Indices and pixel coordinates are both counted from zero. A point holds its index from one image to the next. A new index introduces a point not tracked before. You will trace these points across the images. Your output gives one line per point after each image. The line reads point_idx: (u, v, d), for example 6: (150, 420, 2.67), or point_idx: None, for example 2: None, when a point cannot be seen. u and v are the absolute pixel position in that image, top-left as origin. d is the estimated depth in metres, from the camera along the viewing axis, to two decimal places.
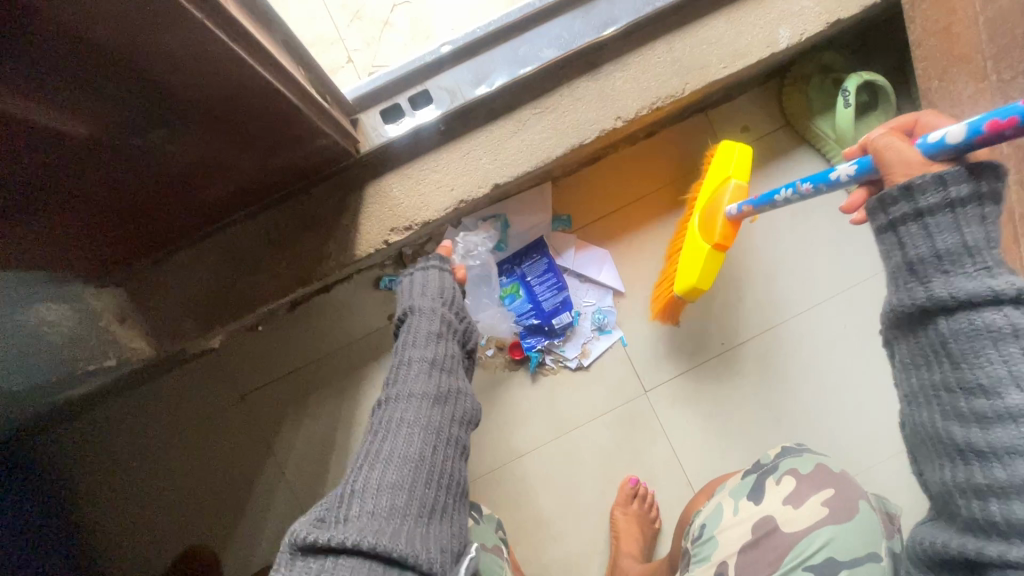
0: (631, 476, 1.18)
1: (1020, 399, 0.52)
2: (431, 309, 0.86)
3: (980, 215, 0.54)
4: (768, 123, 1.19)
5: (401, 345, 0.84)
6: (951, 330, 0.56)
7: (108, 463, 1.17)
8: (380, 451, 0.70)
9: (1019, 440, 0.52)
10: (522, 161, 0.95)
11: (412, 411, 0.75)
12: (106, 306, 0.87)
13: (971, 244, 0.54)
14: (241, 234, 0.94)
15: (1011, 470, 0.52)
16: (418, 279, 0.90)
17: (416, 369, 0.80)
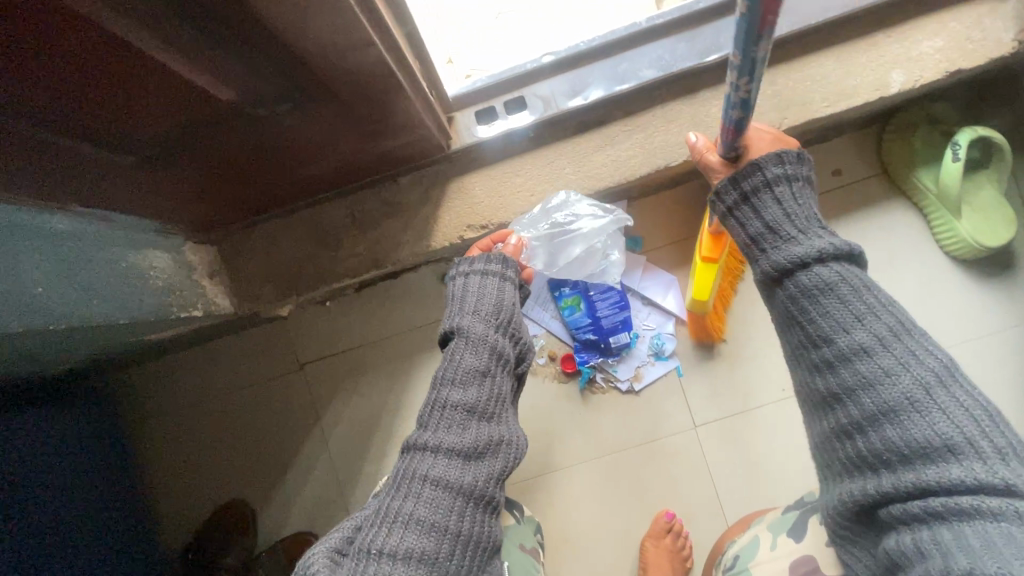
0: (667, 510, 1.13)
1: (860, 338, 0.64)
2: (480, 334, 0.80)
3: (787, 189, 0.74)
4: (863, 169, 1.14)
5: (448, 361, 0.78)
6: (799, 293, 0.69)
7: (172, 409, 1.25)
8: (414, 478, 0.68)
9: (864, 376, 0.63)
10: (605, 176, 0.95)
11: (452, 439, 0.71)
12: (200, 262, 0.95)
13: (771, 222, 0.74)
14: (328, 212, 0.99)
15: (873, 403, 0.62)
16: (472, 292, 0.84)
17: (462, 392, 0.75)
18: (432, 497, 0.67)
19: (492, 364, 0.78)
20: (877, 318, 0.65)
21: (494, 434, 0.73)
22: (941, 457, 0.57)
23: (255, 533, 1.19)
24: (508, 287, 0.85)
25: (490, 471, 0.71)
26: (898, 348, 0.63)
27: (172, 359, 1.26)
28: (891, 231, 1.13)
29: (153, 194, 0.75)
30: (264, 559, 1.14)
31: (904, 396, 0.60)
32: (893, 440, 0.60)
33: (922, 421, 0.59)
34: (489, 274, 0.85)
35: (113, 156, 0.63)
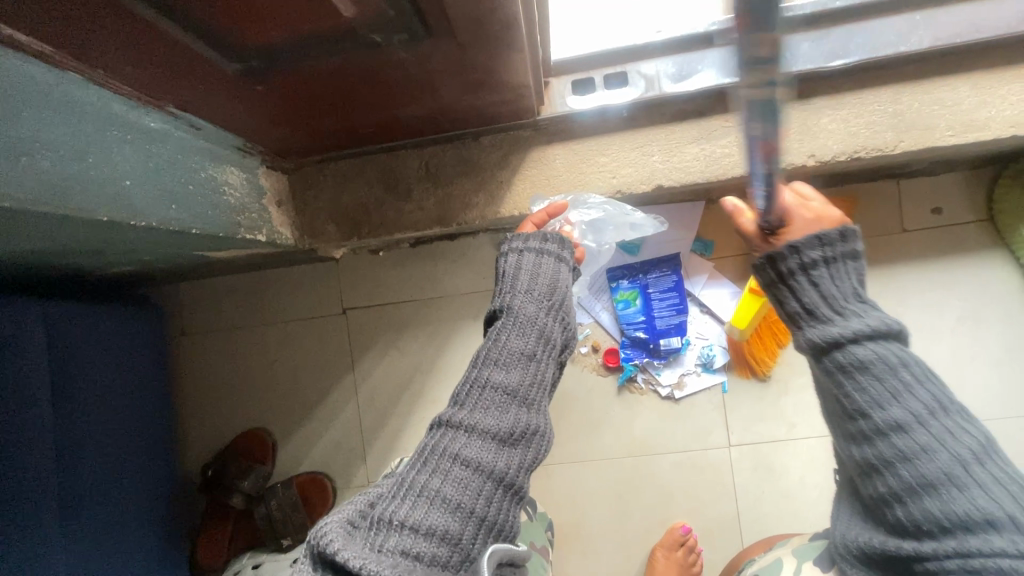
0: (684, 523, 1.10)
1: (902, 414, 0.60)
2: (532, 315, 0.67)
3: (829, 267, 0.65)
4: (965, 212, 1.06)
5: (493, 339, 0.65)
6: (842, 364, 0.62)
7: (213, 329, 1.27)
8: (444, 454, 0.56)
9: (906, 451, 0.59)
10: (694, 171, 0.91)
11: (490, 420, 0.58)
12: (271, 187, 0.95)
13: (813, 301, 0.65)
14: (403, 160, 0.98)
15: (912, 476, 0.59)
16: (526, 271, 0.70)
17: (505, 374, 0.62)
18: (462, 477, 0.55)
19: (539, 348, 0.65)
20: (921, 391, 0.60)
21: (532, 422, 0.60)
22: (981, 529, 0.56)
23: (273, 461, 1.20)
24: (564, 270, 0.72)
25: (523, 459, 0.59)
26: (939, 423, 0.59)
27: (221, 280, 1.27)
28: (984, 283, 1.06)
29: (245, 110, 0.75)
30: (279, 489, 1.16)
31: (945, 471, 0.58)
32: (931, 509, 0.58)
33: (964, 496, 0.57)
34: (546, 253, 0.72)
35: (221, 63, 0.64)
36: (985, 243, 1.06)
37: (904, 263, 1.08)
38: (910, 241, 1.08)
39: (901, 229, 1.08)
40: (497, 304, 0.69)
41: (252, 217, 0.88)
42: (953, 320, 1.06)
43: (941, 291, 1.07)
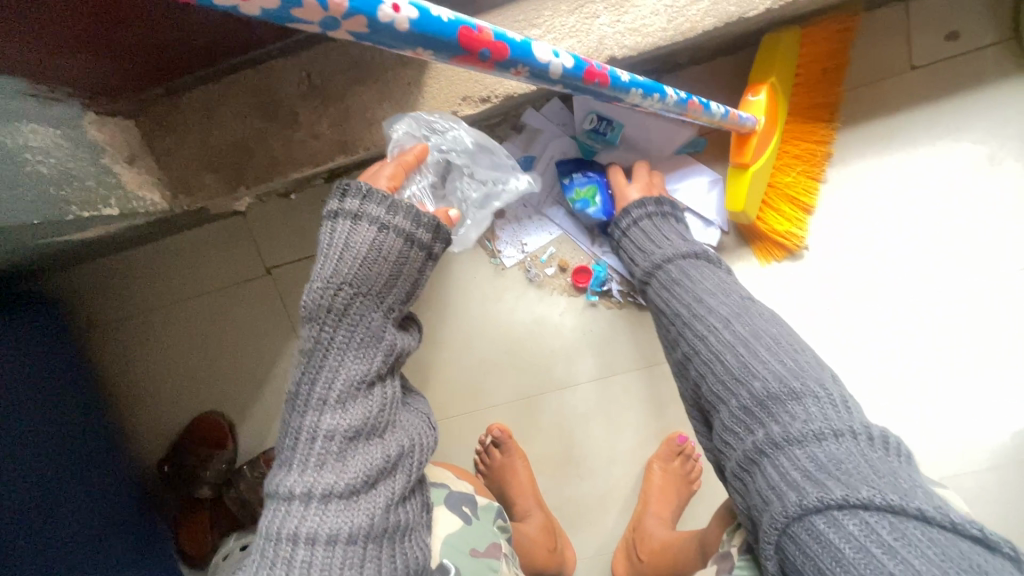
0: (680, 433, 1.03)
1: (701, 314, 0.67)
2: (370, 324, 0.57)
3: (650, 220, 0.83)
4: (981, 34, 0.88)
5: (317, 368, 0.55)
6: (660, 279, 0.75)
7: (126, 316, 1.09)
8: (279, 539, 0.48)
9: (702, 347, 0.65)
10: (654, 31, 0.69)
11: (329, 479, 0.50)
12: (111, 141, 0.71)
13: (641, 251, 0.81)
14: (278, 75, 0.75)
15: (722, 375, 0.61)
16: (353, 258, 0.56)
17: (340, 415, 0.53)
18: (310, 561, 0.47)
19: (374, 366, 0.56)
20: (718, 292, 0.69)
21: (392, 451, 0.54)
22: (784, 405, 0.55)
23: (233, 446, 1.08)
24: (416, 256, 0.60)
25: (391, 492, 0.53)
26: (733, 326, 0.64)
27: (119, 258, 1.08)
28: (1003, 118, 0.89)
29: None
30: (246, 472, 1.04)
31: (738, 363, 0.60)
32: (737, 398, 0.59)
33: (756, 380, 0.58)
34: (385, 227, 0.57)
35: None
36: (1006, 68, 0.89)
37: (909, 109, 0.91)
38: (919, 81, 0.90)
39: (910, 65, 0.90)
40: (312, 304, 0.56)
41: (87, 186, 0.66)
42: (965, 169, 0.91)
43: (952, 136, 0.91)
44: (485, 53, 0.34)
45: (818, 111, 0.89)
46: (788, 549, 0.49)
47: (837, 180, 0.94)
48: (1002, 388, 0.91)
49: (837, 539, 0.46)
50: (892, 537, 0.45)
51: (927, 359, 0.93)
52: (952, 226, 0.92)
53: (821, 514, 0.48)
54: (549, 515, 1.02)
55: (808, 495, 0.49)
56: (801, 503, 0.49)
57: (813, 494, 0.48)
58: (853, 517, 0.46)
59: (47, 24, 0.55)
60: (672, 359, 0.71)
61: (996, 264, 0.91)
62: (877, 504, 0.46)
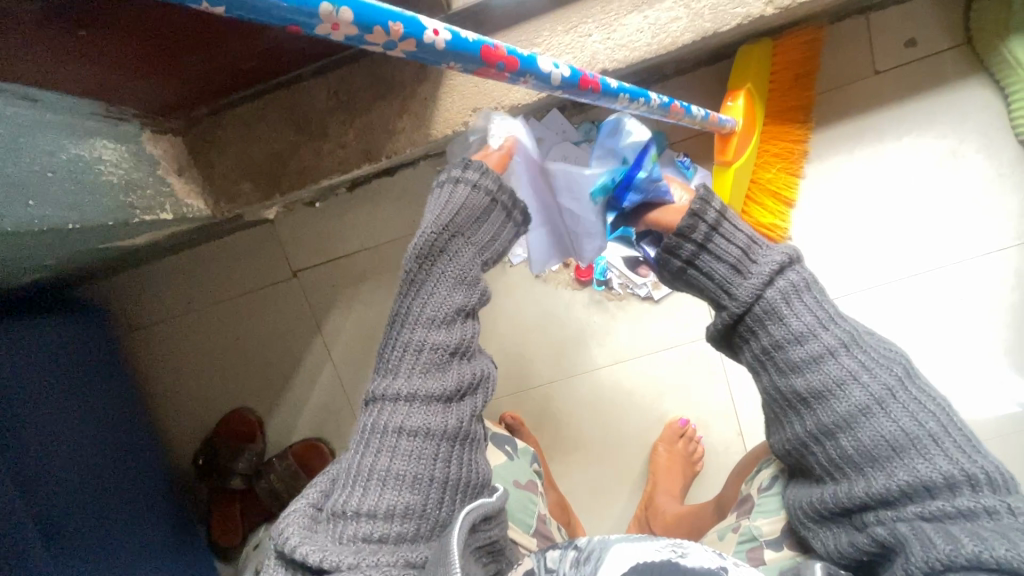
0: (681, 416, 1.10)
1: (823, 344, 0.59)
2: (469, 261, 0.64)
3: (726, 225, 0.66)
4: (936, 40, 0.98)
5: (425, 295, 0.62)
6: (763, 307, 0.62)
7: (163, 320, 1.18)
8: (386, 431, 0.56)
9: (826, 383, 0.58)
10: (640, 45, 0.79)
11: (431, 385, 0.58)
12: (164, 154, 0.81)
13: (729, 271, 0.65)
14: (309, 93, 0.85)
15: (831, 414, 0.57)
16: (456, 206, 0.65)
17: (443, 333, 0.61)
18: (410, 450, 0.55)
19: (473, 301, 0.63)
20: (835, 320, 0.60)
21: (477, 372, 0.62)
22: (919, 454, 0.52)
23: (263, 439, 1.16)
24: (508, 226, 0.69)
25: (473, 408, 0.60)
26: (854, 357, 0.58)
27: (157, 265, 1.17)
28: (963, 115, 0.98)
29: (83, 50, 0.61)
30: (277, 463, 1.11)
31: (869, 399, 0.56)
32: (876, 450, 0.54)
33: (886, 421, 0.55)
34: (495, 199, 0.67)
35: None
36: (963, 70, 0.98)
37: (876, 108, 1.00)
38: (883, 84, 1.00)
39: (874, 70, 1.00)
40: (426, 243, 0.63)
41: (146, 194, 0.75)
42: (932, 162, 1.00)
43: (918, 133, 1.00)
44: (501, 65, 0.42)
45: (793, 113, 0.98)
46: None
47: (815, 176, 1.02)
48: (979, 362, 0.99)
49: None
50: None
51: (909, 338, 1.00)
52: (924, 214, 1.00)
53: (969, 573, 0.44)
54: (562, 494, 1.08)
55: (961, 547, 0.45)
56: (944, 553, 0.46)
57: (970, 547, 0.45)
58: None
59: (122, 53, 0.65)
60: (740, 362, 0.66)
61: (967, 247, 0.99)
62: (1014, 568, 0.42)
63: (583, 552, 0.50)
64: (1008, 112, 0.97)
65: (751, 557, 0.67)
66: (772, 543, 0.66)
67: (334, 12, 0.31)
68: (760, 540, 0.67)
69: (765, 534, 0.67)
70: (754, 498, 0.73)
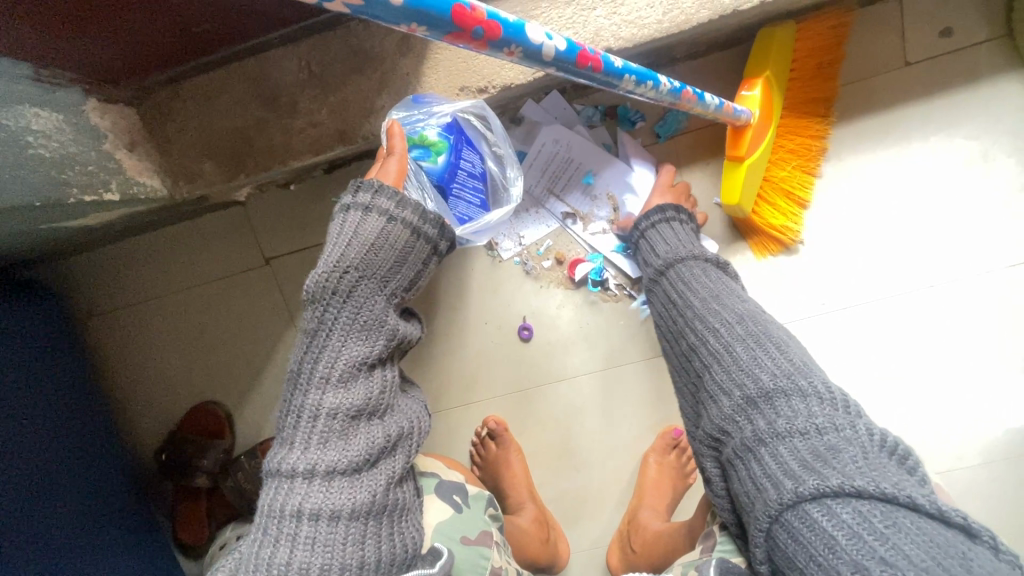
0: (674, 426, 1.04)
1: (714, 302, 0.69)
2: (377, 309, 0.60)
3: (664, 225, 0.85)
4: (972, 30, 0.90)
5: (320, 349, 0.58)
6: (671, 279, 0.76)
7: (126, 305, 1.10)
8: (285, 515, 0.52)
9: (701, 329, 0.67)
10: (649, 22, 0.70)
11: (331, 458, 0.54)
12: (112, 127, 0.72)
13: (668, 245, 0.82)
14: (279, 63, 0.76)
15: (702, 357, 0.65)
16: (358, 241, 0.60)
17: (343, 395, 0.57)
18: (313, 536, 0.51)
19: (376, 350, 0.59)
20: (727, 293, 0.70)
21: (393, 431, 0.58)
22: (782, 399, 0.56)
23: (231, 434, 1.09)
24: (422, 255, 0.64)
25: (392, 472, 0.57)
26: (733, 314, 0.66)
27: (119, 246, 1.08)
28: (996, 116, 0.90)
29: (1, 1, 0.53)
30: (244, 461, 1.05)
31: (737, 342, 0.63)
32: (734, 393, 0.59)
33: (745, 359, 0.61)
34: (392, 219, 0.62)
35: None
36: (999, 66, 0.90)
37: (901, 104, 0.92)
38: (913, 76, 0.92)
39: (904, 61, 0.91)
40: (316, 287, 0.59)
41: (88, 170, 0.67)
42: (959, 163, 0.92)
43: (947, 132, 0.92)
44: (478, 31, 0.34)
45: (814, 106, 0.90)
46: (778, 538, 0.50)
47: (832, 174, 0.94)
48: (992, 379, 0.92)
49: (829, 526, 0.47)
50: (883, 525, 0.46)
51: (921, 353, 0.94)
52: (945, 220, 0.93)
53: (796, 509, 0.49)
54: (543, 509, 1.02)
55: (805, 483, 0.49)
56: (795, 491, 0.50)
57: (811, 482, 0.49)
58: (845, 505, 0.48)
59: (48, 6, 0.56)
60: (673, 356, 0.72)
61: (989, 258, 0.92)
62: (883, 497, 0.47)
63: None
64: None
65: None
66: None
67: None
68: None
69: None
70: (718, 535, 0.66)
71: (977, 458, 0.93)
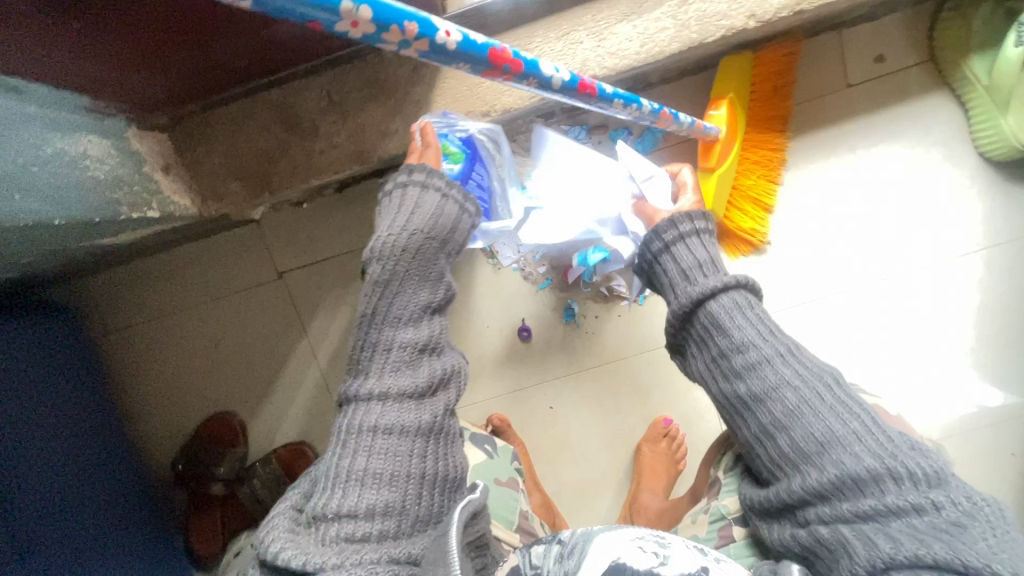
0: (666, 415, 1.12)
1: (763, 349, 0.62)
2: (436, 261, 0.70)
3: (688, 240, 0.72)
4: (902, 57, 1.04)
5: (392, 294, 0.66)
6: (710, 317, 0.66)
7: (142, 322, 1.15)
8: (362, 430, 0.58)
9: (760, 389, 0.61)
10: (629, 53, 0.82)
11: (403, 382, 0.61)
12: (150, 151, 0.79)
13: (693, 265, 0.70)
14: (302, 93, 0.84)
15: (767, 421, 0.60)
16: (418, 206, 0.70)
17: (411, 331, 0.65)
18: (387, 448, 0.58)
19: (438, 297, 0.68)
20: (773, 330, 0.63)
21: (448, 368, 0.66)
22: (879, 469, 0.52)
23: (246, 443, 1.13)
24: (470, 219, 0.75)
25: (447, 402, 0.64)
26: (789, 365, 0.61)
27: (135, 265, 1.14)
28: (927, 129, 1.04)
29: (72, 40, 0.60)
30: (260, 468, 1.09)
31: (805, 406, 0.58)
32: (824, 465, 0.55)
33: (822, 427, 0.57)
34: (447, 196, 0.72)
35: None
36: (927, 86, 1.04)
37: (847, 120, 1.05)
38: (855, 96, 1.05)
39: (847, 83, 1.05)
40: (386, 244, 0.67)
41: (133, 190, 0.74)
42: (902, 170, 1.05)
43: (888, 144, 1.05)
44: (506, 67, 0.44)
45: (773, 122, 1.03)
46: None
47: (793, 182, 1.07)
48: (944, 361, 1.04)
49: None
50: None
51: (882, 339, 1.05)
52: (895, 218, 1.05)
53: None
54: (548, 496, 1.10)
55: (928, 557, 0.46)
56: (913, 562, 0.46)
57: (934, 554, 0.46)
58: None
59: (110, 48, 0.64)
60: (726, 411, 0.65)
61: (933, 252, 1.05)
62: None
63: (568, 545, 0.54)
64: (970, 127, 1.03)
65: (723, 535, 0.71)
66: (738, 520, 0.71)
67: (355, 9, 0.32)
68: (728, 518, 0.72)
69: (733, 511, 0.71)
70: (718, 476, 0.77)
71: (938, 431, 1.04)
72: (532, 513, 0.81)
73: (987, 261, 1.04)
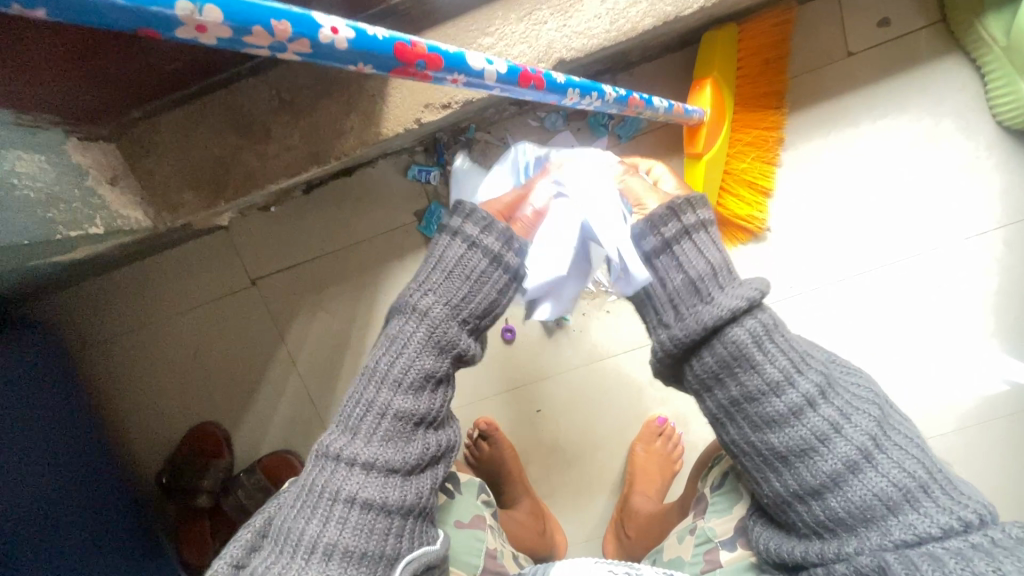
0: (659, 414, 1.07)
1: (797, 393, 0.57)
2: (445, 322, 0.62)
3: (690, 238, 0.61)
4: (907, 19, 0.95)
5: (395, 353, 0.61)
6: (732, 355, 0.59)
7: (120, 334, 1.12)
8: (337, 500, 0.55)
9: (806, 439, 0.57)
10: (597, 32, 0.74)
11: (390, 455, 0.57)
12: (95, 163, 0.75)
13: (705, 276, 0.60)
14: (251, 92, 0.79)
15: (814, 475, 0.56)
16: (450, 264, 0.64)
17: (411, 400, 0.60)
18: (363, 524, 0.55)
19: (443, 366, 0.62)
20: (803, 360, 0.59)
21: (442, 444, 0.62)
22: (940, 526, 0.50)
23: (230, 454, 1.11)
24: (487, 284, 0.64)
25: (434, 479, 0.61)
26: (830, 405, 0.57)
27: (109, 277, 1.11)
28: (938, 97, 0.95)
29: None
30: (244, 479, 1.07)
31: (856, 453, 0.55)
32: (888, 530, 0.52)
33: (875, 477, 0.54)
34: (475, 244, 0.64)
35: None
36: (937, 51, 0.95)
37: (849, 91, 0.97)
38: (857, 65, 0.96)
39: (847, 51, 0.96)
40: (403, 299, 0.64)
41: (73, 207, 0.70)
42: (917, 141, 0.96)
43: (895, 116, 0.96)
44: (421, 64, 0.38)
45: (766, 100, 0.94)
46: None
47: (793, 163, 0.99)
48: (962, 349, 0.97)
49: None
50: None
51: (891, 329, 0.98)
52: (903, 195, 0.97)
53: None
54: (538, 501, 1.06)
55: None
56: None
57: None
58: None
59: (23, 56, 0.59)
60: (759, 468, 0.60)
61: (952, 231, 0.97)
62: None
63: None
64: (986, 93, 0.94)
65: (708, 559, 0.68)
66: (725, 544, 0.68)
67: (196, 11, 0.26)
68: (714, 541, 0.69)
69: (719, 534, 0.69)
70: (707, 497, 0.74)
71: (953, 423, 0.97)
72: (499, 547, 0.78)
73: (1007, 238, 0.96)
